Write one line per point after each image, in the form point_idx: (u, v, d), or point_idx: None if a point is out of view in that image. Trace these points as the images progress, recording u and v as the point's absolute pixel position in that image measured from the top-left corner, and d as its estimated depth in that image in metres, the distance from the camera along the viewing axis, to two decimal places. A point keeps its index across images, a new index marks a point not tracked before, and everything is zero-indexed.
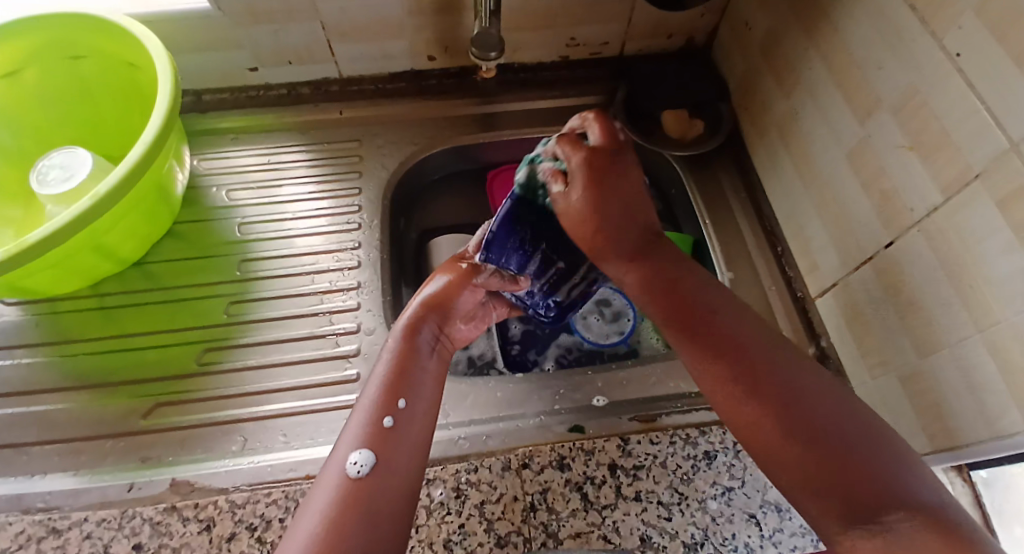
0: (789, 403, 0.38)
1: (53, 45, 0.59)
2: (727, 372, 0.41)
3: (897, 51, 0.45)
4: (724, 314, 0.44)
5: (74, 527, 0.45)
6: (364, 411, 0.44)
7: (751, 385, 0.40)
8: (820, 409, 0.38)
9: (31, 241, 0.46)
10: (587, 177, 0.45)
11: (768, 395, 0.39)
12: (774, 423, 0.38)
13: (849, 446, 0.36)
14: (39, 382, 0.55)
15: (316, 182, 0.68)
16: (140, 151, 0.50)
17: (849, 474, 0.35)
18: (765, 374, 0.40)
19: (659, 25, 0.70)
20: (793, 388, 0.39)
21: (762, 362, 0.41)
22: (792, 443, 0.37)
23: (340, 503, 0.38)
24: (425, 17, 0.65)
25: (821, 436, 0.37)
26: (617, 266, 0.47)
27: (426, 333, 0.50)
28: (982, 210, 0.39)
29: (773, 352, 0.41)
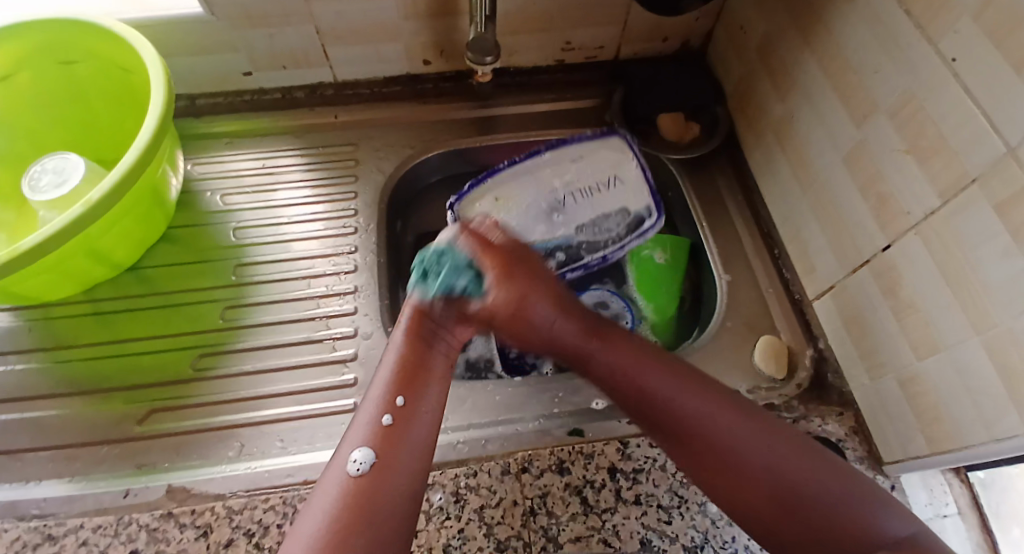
0: (755, 472, 0.40)
1: (44, 50, 0.59)
2: (687, 454, 0.43)
3: (892, 55, 0.46)
4: (673, 410, 0.43)
5: (70, 534, 0.45)
6: (368, 409, 0.44)
7: (706, 468, 0.42)
8: (788, 471, 0.40)
9: (25, 247, 0.46)
10: (499, 284, 0.48)
11: (755, 475, 0.40)
12: (750, 492, 0.40)
13: (823, 501, 0.39)
14: (34, 387, 0.55)
15: (313, 186, 0.68)
16: (135, 155, 0.49)
17: (825, 531, 0.38)
18: (735, 470, 0.41)
19: (655, 29, 0.70)
20: (769, 465, 0.40)
21: (720, 461, 0.41)
22: (772, 507, 0.40)
23: (344, 501, 0.39)
24: (421, 20, 0.65)
25: (795, 504, 0.39)
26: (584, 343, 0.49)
27: (426, 334, 0.49)
28: (979, 212, 0.39)
29: (729, 432, 0.42)
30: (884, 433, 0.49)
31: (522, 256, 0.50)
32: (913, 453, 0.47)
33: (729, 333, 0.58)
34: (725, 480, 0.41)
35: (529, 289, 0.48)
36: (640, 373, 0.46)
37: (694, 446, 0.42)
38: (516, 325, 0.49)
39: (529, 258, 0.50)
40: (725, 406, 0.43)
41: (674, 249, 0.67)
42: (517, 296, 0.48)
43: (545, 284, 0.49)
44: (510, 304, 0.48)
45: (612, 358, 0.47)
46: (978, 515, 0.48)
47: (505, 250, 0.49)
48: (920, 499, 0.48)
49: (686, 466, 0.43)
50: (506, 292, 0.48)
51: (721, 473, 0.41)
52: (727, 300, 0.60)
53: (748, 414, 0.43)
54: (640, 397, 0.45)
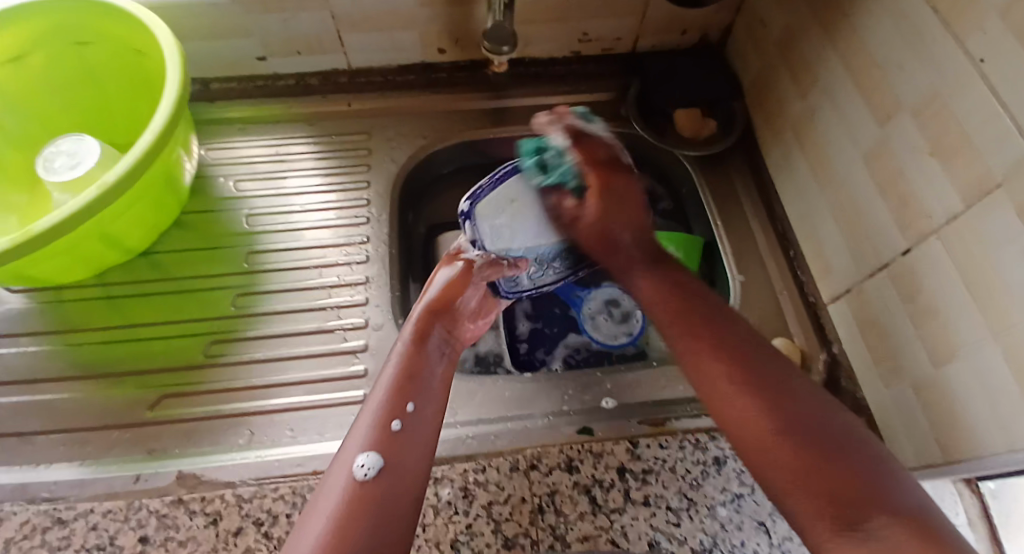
0: (775, 397, 0.40)
1: (60, 30, 0.58)
2: (719, 359, 0.43)
3: (919, 56, 0.45)
4: (709, 325, 0.45)
5: (80, 519, 0.45)
6: (372, 412, 0.43)
7: (738, 378, 0.41)
8: (802, 412, 0.39)
9: (40, 228, 0.45)
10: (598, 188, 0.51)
11: (758, 417, 0.39)
12: (761, 422, 0.39)
13: (831, 443, 0.37)
14: (44, 370, 0.55)
15: (325, 174, 0.67)
16: (150, 139, 0.49)
17: (826, 467, 0.36)
18: (758, 386, 0.41)
19: (674, 21, 0.69)
20: (783, 397, 0.40)
21: (757, 370, 0.42)
22: (780, 444, 0.38)
23: (353, 505, 0.38)
24: (438, 8, 0.64)
25: (805, 436, 0.38)
26: (635, 278, 0.51)
27: (434, 341, 0.49)
28: (1003, 220, 0.39)
29: (763, 361, 0.42)
30: (897, 438, 0.49)
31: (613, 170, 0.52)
32: (926, 459, 0.47)
33: None
34: (741, 403, 0.40)
35: (620, 203, 0.52)
36: (682, 300, 0.47)
37: (725, 353, 0.43)
38: (600, 247, 0.53)
39: (620, 171, 0.53)
40: (757, 346, 0.44)
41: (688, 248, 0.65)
42: (614, 186, 0.52)
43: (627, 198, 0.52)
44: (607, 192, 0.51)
45: (654, 288, 0.49)
46: (988, 527, 0.47)
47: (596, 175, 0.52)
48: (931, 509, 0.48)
49: (703, 388, 0.43)
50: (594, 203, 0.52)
51: (747, 386, 0.41)
52: (740, 300, 0.60)
53: (772, 361, 0.42)
54: (680, 312, 0.46)
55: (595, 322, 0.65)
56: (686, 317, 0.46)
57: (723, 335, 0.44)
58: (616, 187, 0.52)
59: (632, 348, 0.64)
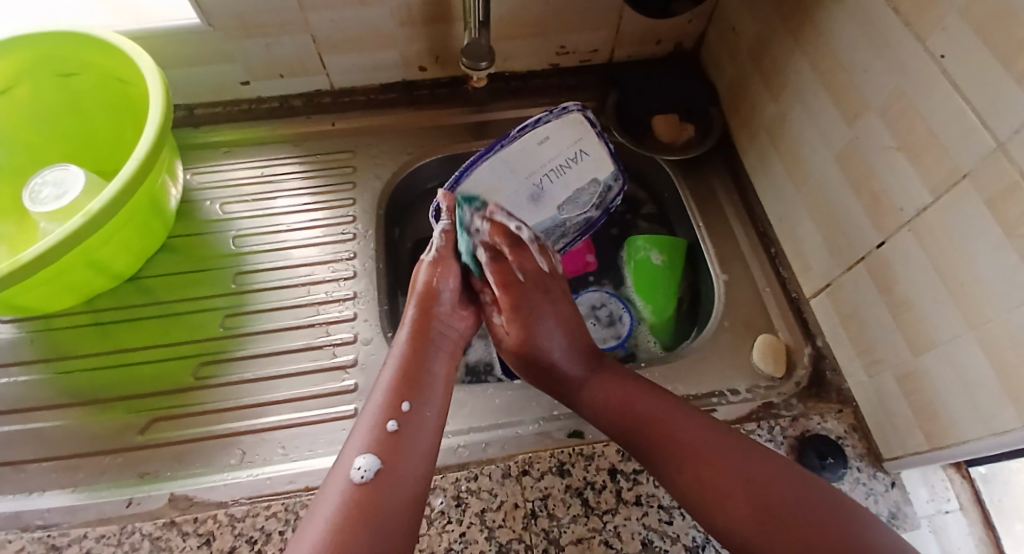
0: (741, 484, 0.41)
1: (43, 62, 0.59)
2: (677, 464, 0.43)
3: (882, 53, 0.46)
4: (666, 420, 0.45)
5: (73, 544, 0.45)
6: (371, 415, 0.44)
7: (697, 478, 0.42)
8: (773, 491, 0.40)
9: (27, 258, 0.46)
10: (511, 311, 0.53)
11: (738, 501, 0.40)
12: (743, 520, 0.40)
13: (806, 518, 0.39)
14: (36, 399, 0.55)
15: (311, 194, 0.68)
16: (135, 166, 0.50)
17: (813, 546, 0.37)
18: (709, 470, 0.42)
19: (647, 31, 0.70)
20: (757, 484, 0.41)
21: (715, 460, 0.42)
22: (762, 530, 0.39)
23: (347, 507, 0.39)
24: (416, 27, 0.65)
25: (783, 520, 0.39)
26: (594, 385, 0.50)
27: (435, 338, 0.50)
28: (971, 208, 0.40)
29: (721, 446, 0.43)
30: (883, 429, 0.50)
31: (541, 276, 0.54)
32: (912, 449, 0.47)
33: (727, 332, 0.59)
34: (716, 485, 0.41)
35: (540, 306, 0.53)
36: (637, 399, 0.48)
37: (676, 452, 0.44)
38: (523, 363, 0.53)
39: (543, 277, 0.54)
40: (706, 429, 0.45)
41: (672, 251, 0.67)
42: (529, 292, 0.53)
43: (558, 322, 0.53)
44: (515, 296, 0.53)
45: (603, 391, 0.49)
46: (979, 509, 0.48)
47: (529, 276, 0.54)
48: (921, 495, 0.48)
49: (670, 484, 0.43)
50: (514, 324, 0.53)
51: (710, 481, 0.41)
52: (725, 299, 0.61)
53: (731, 441, 0.44)
54: (634, 417, 0.47)
55: (583, 328, 0.65)
56: (630, 416, 0.47)
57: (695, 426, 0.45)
58: (530, 302, 0.53)
59: (621, 352, 0.64)
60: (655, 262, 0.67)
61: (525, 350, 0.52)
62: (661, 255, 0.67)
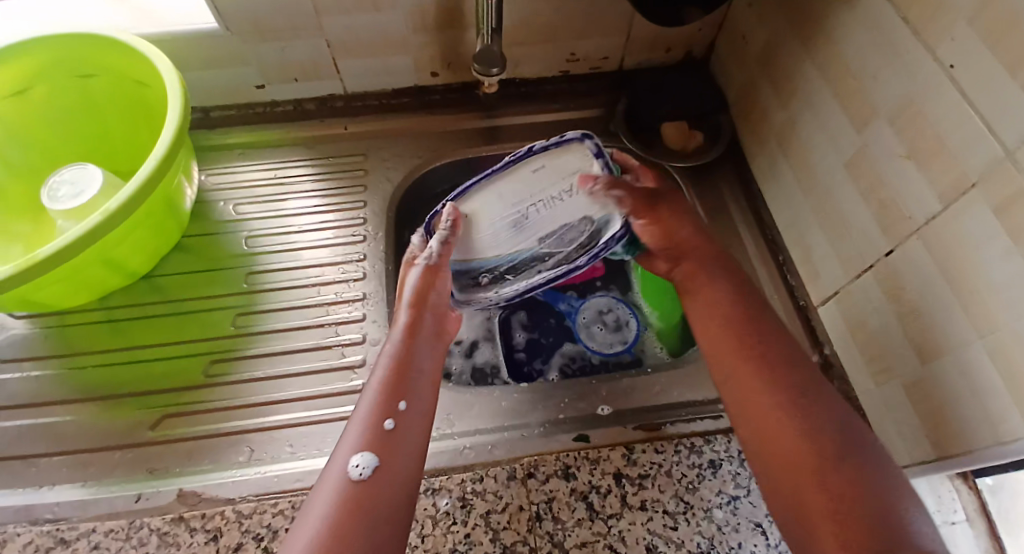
0: (813, 422, 0.42)
1: (61, 64, 0.61)
2: (758, 385, 0.45)
3: (891, 61, 0.46)
4: (766, 350, 0.46)
5: (83, 538, 0.45)
6: (365, 413, 0.44)
7: (774, 399, 0.43)
8: (841, 437, 0.41)
9: (43, 256, 0.47)
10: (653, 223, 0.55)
11: (792, 433, 0.41)
12: (800, 450, 0.41)
13: (858, 475, 0.39)
14: (48, 394, 0.56)
15: (322, 196, 0.69)
16: (151, 166, 0.51)
17: (854, 502, 0.37)
18: (796, 403, 0.43)
19: (657, 39, 0.71)
20: (825, 421, 0.41)
21: (800, 398, 0.43)
22: (813, 466, 0.40)
23: (344, 506, 0.39)
24: (428, 33, 0.66)
25: (838, 463, 0.39)
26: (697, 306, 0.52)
27: (427, 335, 0.51)
28: (980, 214, 0.40)
29: (804, 385, 0.44)
30: (890, 436, 0.49)
31: (665, 191, 0.57)
32: (921, 458, 0.47)
33: None
34: (778, 423, 0.42)
35: (670, 212, 0.55)
36: (746, 323, 0.48)
37: (770, 372, 0.45)
38: (666, 253, 0.55)
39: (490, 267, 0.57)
40: (805, 369, 0.45)
41: None
42: (665, 197, 0.56)
43: (683, 226, 0.55)
44: (651, 204, 0.55)
45: (707, 307, 0.51)
46: (987, 523, 0.47)
47: (652, 187, 0.57)
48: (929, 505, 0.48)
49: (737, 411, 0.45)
50: (646, 225, 0.55)
51: (781, 404, 0.43)
52: None
53: (818, 386, 0.44)
54: (742, 332, 0.48)
55: (590, 332, 0.67)
56: (734, 341, 0.48)
57: (770, 359, 0.46)
58: (668, 207, 0.56)
59: (627, 357, 0.65)
60: None
61: (675, 228, 0.55)
62: None
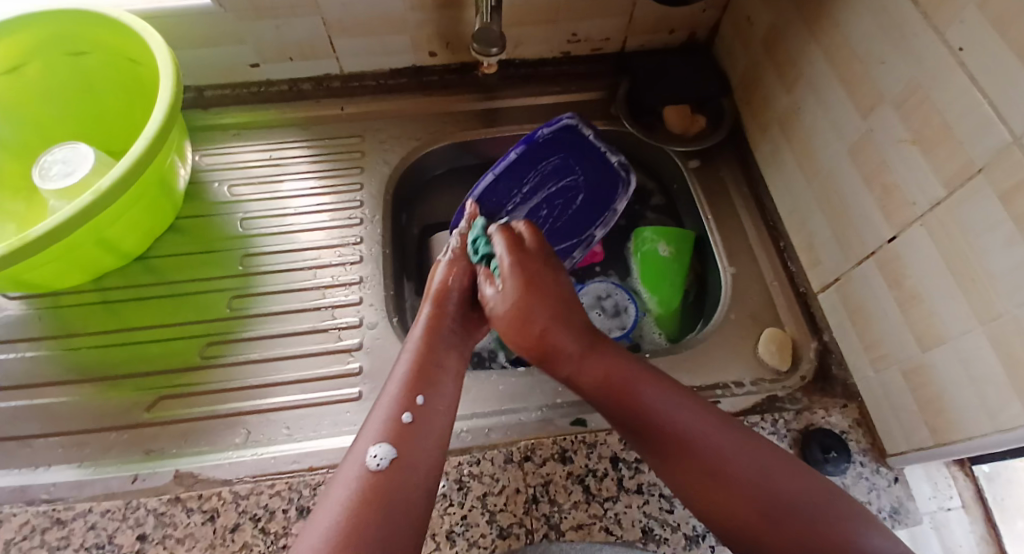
0: (744, 485, 0.39)
1: (55, 41, 0.60)
2: (681, 465, 0.41)
3: (899, 45, 0.45)
4: (659, 417, 0.43)
5: (79, 518, 0.45)
6: (385, 405, 0.44)
7: (705, 480, 0.40)
8: (775, 489, 0.39)
9: (36, 234, 0.46)
10: (518, 284, 0.49)
11: (742, 507, 0.39)
12: (749, 520, 0.38)
13: (808, 519, 0.37)
14: (42, 375, 0.56)
15: (318, 178, 0.68)
16: (144, 145, 0.50)
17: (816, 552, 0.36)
18: (725, 477, 0.40)
19: (660, 20, 0.70)
20: (750, 483, 0.39)
21: (724, 472, 0.40)
22: (766, 526, 0.38)
23: (361, 493, 0.39)
24: (427, 12, 0.65)
25: (789, 524, 0.38)
26: (574, 363, 0.47)
27: (447, 331, 0.51)
28: (984, 203, 0.39)
29: (720, 443, 0.41)
30: (888, 423, 0.50)
31: (546, 268, 0.51)
32: (917, 445, 0.47)
33: (732, 324, 0.59)
34: (719, 503, 0.40)
35: (537, 308, 0.48)
36: (639, 384, 0.45)
37: (678, 459, 0.42)
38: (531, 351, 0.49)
39: (554, 261, 0.52)
40: (707, 424, 0.43)
41: (678, 243, 0.67)
42: (530, 296, 0.49)
43: (561, 292, 0.50)
44: (524, 293, 0.49)
45: (602, 370, 0.46)
46: (982, 507, 0.48)
47: (536, 251, 0.52)
48: (924, 492, 0.48)
49: (677, 486, 0.42)
50: (513, 287, 0.49)
51: (715, 488, 0.40)
52: (731, 291, 0.61)
53: (732, 431, 0.42)
54: (638, 405, 0.44)
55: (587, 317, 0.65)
56: (631, 417, 0.44)
57: (678, 438, 0.42)
58: (542, 283, 0.50)
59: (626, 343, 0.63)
60: (664, 255, 0.67)
61: (523, 316, 0.48)
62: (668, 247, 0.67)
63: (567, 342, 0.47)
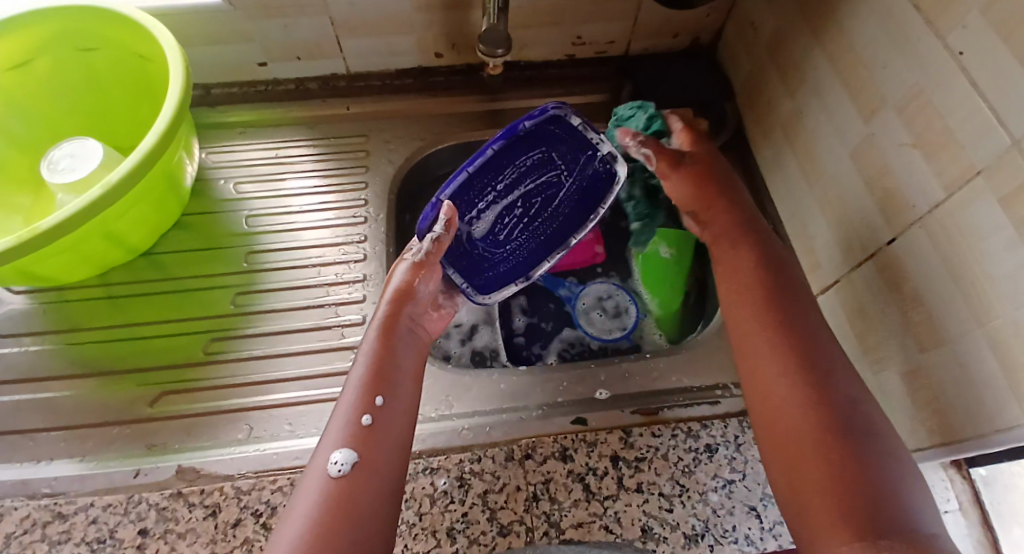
0: (825, 399, 0.41)
1: (64, 37, 0.60)
2: (775, 353, 0.44)
3: (902, 49, 0.46)
4: (794, 324, 0.45)
5: (80, 512, 0.46)
6: (343, 411, 0.44)
7: (793, 374, 0.43)
8: (850, 420, 0.40)
9: (45, 227, 0.46)
10: (693, 147, 0.57)
11: (804, 417, 0.41)
12: (813, 428, 0.40)
13: (865, 452, 0.39)
14: (45, 369, 0.56)
15: (322, 176, 0.68)
16: (154, 141, 0.50)
17: (854, 482, 0.37)
18: (816, 383, 0.42)
19: (664, 24, 0.70)
20: (838, 407, 0.41)
21: (821, 374, 0.42)
22: (825, 439, 0.39)
23: (325, 500, 0.39)
24: (433, 13, 0.65)
25: (851, 446, 0.39)
26: (726, 256, 0.52)
27: (403, 332, 0.51)
28: (985, 205, 0.40)
29: (823, 358, 0.43)
30: None
31: (709, 153, 0.57)
32: (916, 447, 0.47)
33: None
34: (787, 407, 0.42)
35: (720, 197, 0.54)
36: (784, 306, 0.47)
37: (781, 346, 0.44)
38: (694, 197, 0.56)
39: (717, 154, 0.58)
40: (828, 345, 0.45)
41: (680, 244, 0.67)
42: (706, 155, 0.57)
43: (716, 167, 0.56)
44: (701, 174, 0.55)
45: (738, 269, 0.50)
46: (979, 511, 0.48)
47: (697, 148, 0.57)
48: None
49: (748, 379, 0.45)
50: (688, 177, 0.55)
51: (805, 380, 0.42)
52: None
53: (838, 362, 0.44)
54: (783, 311, 0.46)
55: (588, 318, 0.67)
56: (757, 297, 0.48)
57: (795, 333, 0.45)
58: (698, 154, 0.57)
59: (626, 343, 0.65)
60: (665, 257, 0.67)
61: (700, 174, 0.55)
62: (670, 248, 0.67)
63: (718, 220, 0.54)
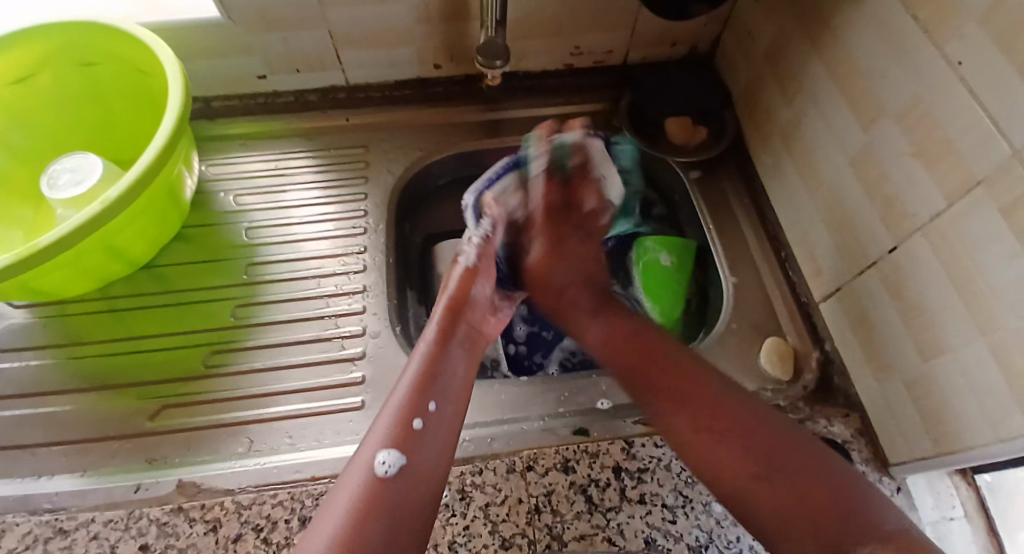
0: (741, 436, 0.43)
1: (67, 50, 0.60)
2: (681, 410, 0.45)
3: (900, 59, 0.46)
4: (689, 386, 0.46)
5: (82, 528, 0.45)
6: (394, 411, 0.44)
7: (709, 427, 0.43)
8: (778, 448, 0.41)
9: (44, 244, 0.46)
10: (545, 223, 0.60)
11: (732, 460, 0.42)
12: (736, 467, 0.41)
13: (808, 482, 0.40)
14: (46, 384, 0.56)
15: (323, 187, 0.69)
16: (154, 154, 0.50)
17: (812, 506, 0.38)
18: (726, 428, 0.43)
19: (662, 33, 0.70)
20: (767, 448, 0.42)
21: (723, 417, 0.44)
22: (759, 483, 0.40)
23: (366, 500, 0.39)
24: (432, 25, 0.66)
25: (782, 475, 0.40)
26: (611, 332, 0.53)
27: (456, 338, 0.51)
28: (985, 214, 0.40)
29: (729, 403, 0.44)
30: (890, 433, 0.50)
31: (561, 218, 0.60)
32: (919, 455, 0.47)
33: (735, 335, 0.59)
34: (717, 454, 0.42)
35: (570, 248, 0.59)
36: (661, 351, 0.49)
37: (688, 400, 0.45)
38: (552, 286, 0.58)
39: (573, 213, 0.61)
40: (723, 385, 0.46)
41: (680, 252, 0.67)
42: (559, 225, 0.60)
43: (580, 254, 0.59)
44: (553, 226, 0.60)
45: (607, 330, 0.53)
46: (985, 520, 0.47)
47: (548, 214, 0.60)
48: (926, 502, 0.48)
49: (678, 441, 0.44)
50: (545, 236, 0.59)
51: (715, 432, 0.43)
52: (734, 302, 0.61)
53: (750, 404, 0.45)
54: (652, 363, 0.49)
55: None
56: (647, 365, 0.49)
57: (695, 396, 0.45)
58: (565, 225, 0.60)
59: None
60: (665, 263, 0.67)
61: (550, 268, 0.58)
62: (670, 256, 0.67)
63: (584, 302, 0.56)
